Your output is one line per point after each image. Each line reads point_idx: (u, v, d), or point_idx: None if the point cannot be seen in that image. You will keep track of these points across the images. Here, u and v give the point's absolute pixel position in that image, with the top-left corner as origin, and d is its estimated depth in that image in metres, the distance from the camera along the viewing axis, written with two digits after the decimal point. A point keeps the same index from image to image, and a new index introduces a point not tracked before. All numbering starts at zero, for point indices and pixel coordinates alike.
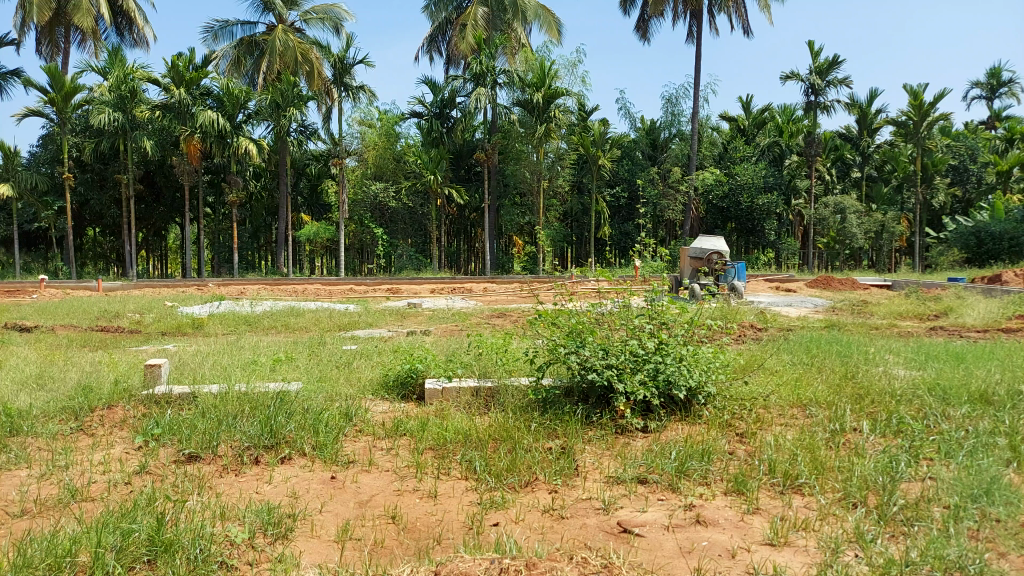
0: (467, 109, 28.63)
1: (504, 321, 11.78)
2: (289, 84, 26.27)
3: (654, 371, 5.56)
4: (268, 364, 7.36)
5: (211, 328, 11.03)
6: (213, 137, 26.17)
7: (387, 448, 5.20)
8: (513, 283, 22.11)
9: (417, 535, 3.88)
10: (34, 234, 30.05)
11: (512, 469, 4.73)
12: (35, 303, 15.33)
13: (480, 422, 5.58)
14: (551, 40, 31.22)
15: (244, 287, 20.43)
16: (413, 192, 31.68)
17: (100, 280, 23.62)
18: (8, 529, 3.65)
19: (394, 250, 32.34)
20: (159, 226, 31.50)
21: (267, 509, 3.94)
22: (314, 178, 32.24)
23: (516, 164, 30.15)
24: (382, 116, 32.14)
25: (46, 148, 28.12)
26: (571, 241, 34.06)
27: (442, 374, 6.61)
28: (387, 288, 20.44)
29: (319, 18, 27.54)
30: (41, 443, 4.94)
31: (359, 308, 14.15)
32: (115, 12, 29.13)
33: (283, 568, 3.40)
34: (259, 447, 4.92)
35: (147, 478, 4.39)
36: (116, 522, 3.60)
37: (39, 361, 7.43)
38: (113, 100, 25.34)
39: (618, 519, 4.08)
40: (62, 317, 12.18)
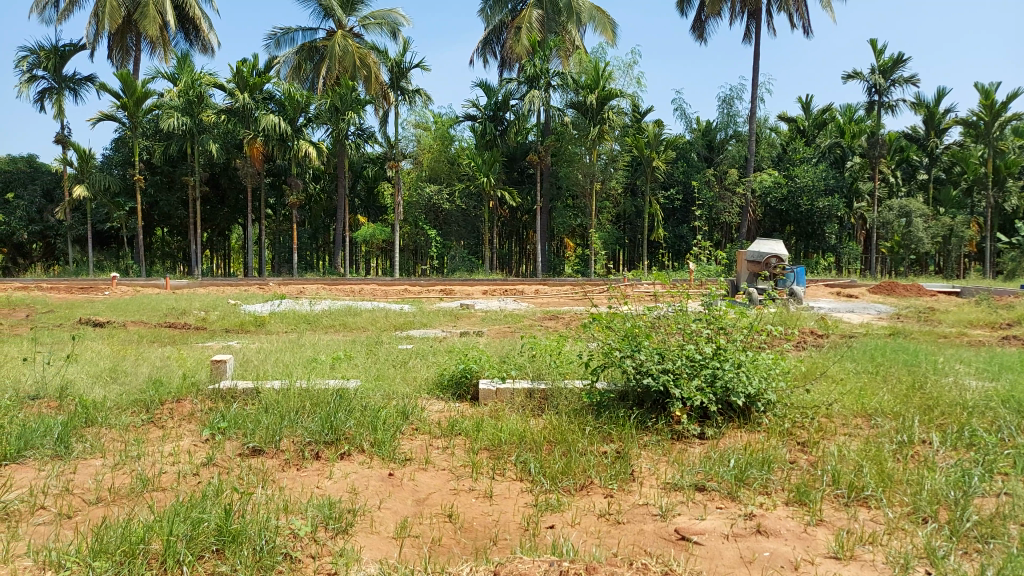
0: (521, 112, 28.74)
1: (557, 323, 11.75)
2: (348, 88, 26.81)
3: (711, 376, 5.45)
4: (328, 362, 7.51)
5: (273, 326, 11.32)
6: (274, 140, 26.89)
7: (443, 447, 5.26)
8: (566, 285, 22.08)
9: (473, 535, 3.90)
10: (106, 234, 31.45)
11: (567, 472, 4.70)
12: (109, 299, 16.02)
13: (534, 424, 5.58)
14: (606, 41, 31.00)
15: (304, 286, 20.93)
16: (467, 194, 32.00)
17: (170, 279, 24.49)
18: (85, 516, 3.81)
19: (447, 252, 32.70)
20: (222, 227, 32.58)
21: (328, 504, 4.01)
22: (371, 181, 32.82)
23: (570, 166, 30.10)
24: (437, 120, 32.49)
25: (117, 152, 29.35)
26: (624, 243, 33.83)
27: (496, 375, 6.64)
28: (442, 288, 20.70)
29: (377, 23, 27.99)
30: (114, 434, 5.15)
31: (414, 308, 14.33)
32: (183, 20, 30.22)
33: (345, 561, 3.46)
34: (320, 443, 5.03)
35: (214, 470, 4.53)
36: (186, 512, 3.71)
37: (113, 355, 7.74)
38: (181, 105, 26.34)
39: (676, 526, 4.01)
40: (132, 314, 12.66)
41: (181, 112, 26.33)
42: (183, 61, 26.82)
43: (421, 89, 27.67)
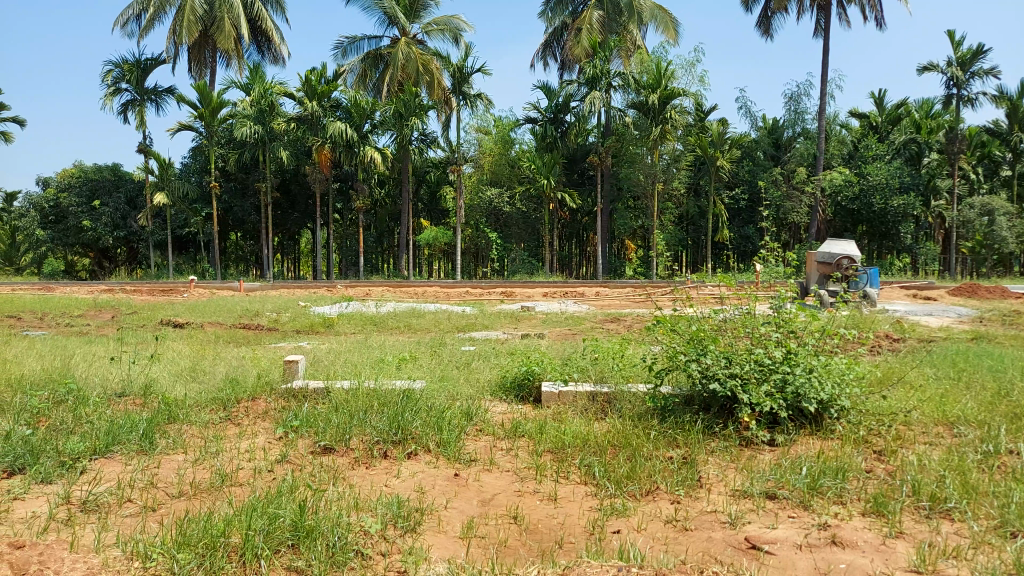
0: (582, 114, 28.66)
1: (619, 325, 11.67)
2: (411, 94, 27.30)
3: (782, 381, 5.30)
4: (394, 363, 7.65)
5: (341, 327, 11.62)
6: (342, 146, 27.59)
7: (507, 448, 5.28)
8: (627, 287, 21.89)
9: (539, 536, 3.91)
10: (184, 240, 32.91)
11: (632, 477, 4.65)
12: (188, 301, 16.77)
13: (598, 427, 5.54)
14: (668, 40, 30.59)
15: (369, 288, 21.42)
16: (527, 197, 32.12)
17: (244, 282, 25.42)
18: (169, 509, 4.00)
19: (508, 254, 32.94)
20: (291, 231, 33.65)
21: (397, 502, 4.10)
22: (434, 185, 33.30)
23: (631, 167, 29.84)
24: (497, 123, 32.74)
25: (194, 160, 30.69)
26: (687, 245, 33.31)
27: (559, 378, 6.63)
28: (502, 290, 20.86)
29: (439, 29, 28.40)
30: (195, 431, 5.39)
31: (476, 310, 14.46)
32: (255, 32, 31.36)
33: (414, 560, 3.53)
34: (388, 442, 5.14)
35: (288, 467, 4.68)
36: (263, 507, 3.85)
37: (192, 355, 8.08)
38: (253, 114, 27.34)
39: (746, 534, 3.92)
40: (210, 315, 13.20)
41: (254, 121, 27.34)
42: (255, 72, 27.83)
43: (483, 94, 27.94)
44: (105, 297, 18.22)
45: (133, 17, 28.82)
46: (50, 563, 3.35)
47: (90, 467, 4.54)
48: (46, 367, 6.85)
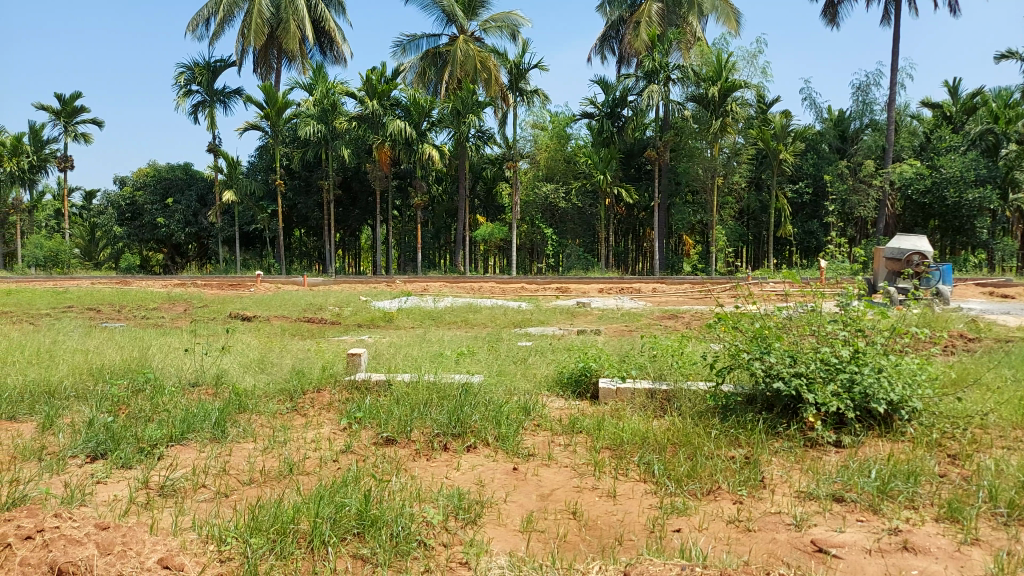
0: (640, 108, 28.33)
1: (677, 322, 11.52)
2: (469, 91, 27.50)
3: (849, 381, 5.14)
4: (452, 357, 7.74)
5: (400, 321, 11.83)
6: (401, 144, 27.96)
7: (565, 444, 5.28)
8: (685, 283, 21.57)
9: (599, 533, 3.90)
10: (250, 236, 34.04)
11: (693, 476, 4.59)
12: (255, 296, 17.36)
13: (657, 425, 5.49)
14: (729, 31, 29.96)
15: (428, 283, 21.70)
16: (583, 192, 32.02)
17: (308, 277, 26.08)
18: (241, 495, 4.16)
19: (564, 250, 32.92)
20: (352, 228, 34.41)
21: (458, 494, 4.16)
22: (490, 181, 33.49)
23: (690, 161, 29.35)
24: (553, 119, 32.76)
25: (260, 158, 31.69)
26: (748, 240, 32.65)
27: (616, 374, 6.59)
28: (558, 286, 20.85)
29: (497, 26, 28.49)
30: (264, 420, 5.59)
31: (531, 305, 14.51)
32: (318, 33, 32.14)
33: (476, 551, 3.58)
34: (448, 435, 5.23)
35: (352, 457, 4.81)
36: (330, 496, 3.97)
37: (261, 347, 8.37)
38: (317, 114, 28.01)
39: (812, 537, 3.82)
40: (276, 309, 13.64)
41: (317, 120, 28.04)
42: (318, 72, 28.50)
43: (540, 90, 28.11)
44: (178, 290, 19.02)
45: (204, 21, 29.86)
46: (132, 543, 3.39)
47: (167, 453, 4.75)
48: (127, 357, 7.21)
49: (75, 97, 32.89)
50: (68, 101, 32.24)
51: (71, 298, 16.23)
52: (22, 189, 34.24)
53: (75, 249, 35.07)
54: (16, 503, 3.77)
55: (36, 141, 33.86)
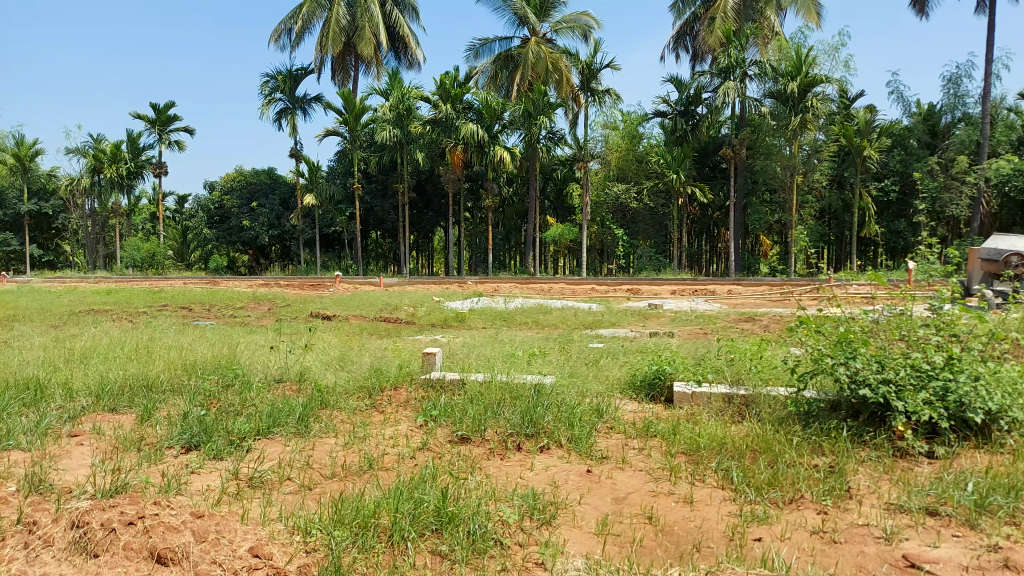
0: (715, 105, 27.70)
1: (754, 325, 11.22)
2: (540, 93, 27.55)
3: (942, 390, 4.89)
4: (525, 358, 7.77)
5: (472, 321, 11.99)
6: (473, 146, 28.26)
7: (640, 447, 5.21)
8: (761, 285, 21.00)
9: (675, 538, 3.84)
10: (330, 238, 35.19)
11: (774, 484, 4.46)
12: (335, 296, 17.91)
13: (735, 430, 5.35)
14: (809, 25, 28.97)
15: (498, 285, 21.83)
16: (655, 192, 31.70)
17: (384, 277, 26.69)
18: (324, 488, 4.31)
19: (635, 251, 32.67)
20: (425, 230, 35.06)
21: (532, 494, 4.18)
22: (561, 182, 33.43)
23: (767, 158, 28.69)
24: (625, 119, 32.59)
25: (339, 163, 32.71)
26: (829, 240, 31.45)
27: (692, 378, 6.45)
28: (629, 288, 20.66)
29: (569, 27, 28.44)
30: (345, 416, 5.78)
31: (602, 307, 14.39)
32: (393, 39, 32.86)
33: (553, 552, 3.59)
34: (521, 435, 5.26)
35: (429, 454, 4.91)
36: (408, 493, 4.06)
37: (340, 345, 8.64)
38: (392, 119, 28.60)
39: (903, 551, 3.64)
40: (354, 308, 14.02)
41: (393, 124, 28.66)
42: (394, 78, 29.16)
43: (612, 90, 27.91)
44: (263, 290, 19.86)
45: (285, 31, 31.01)
46: (225, 532, 3.56)
47: (255, 446, 4.97)
48: (217, 354, 7.57)
49: (168, 106, 34.70)
50: (162, 111, 34.05)
51: (166, 297, 17.15)
52: (121, 194, 36.36)
53: (168, 250, 37.06)
54: (120, 489, 4.00)
55: (133, 148, 35.90)
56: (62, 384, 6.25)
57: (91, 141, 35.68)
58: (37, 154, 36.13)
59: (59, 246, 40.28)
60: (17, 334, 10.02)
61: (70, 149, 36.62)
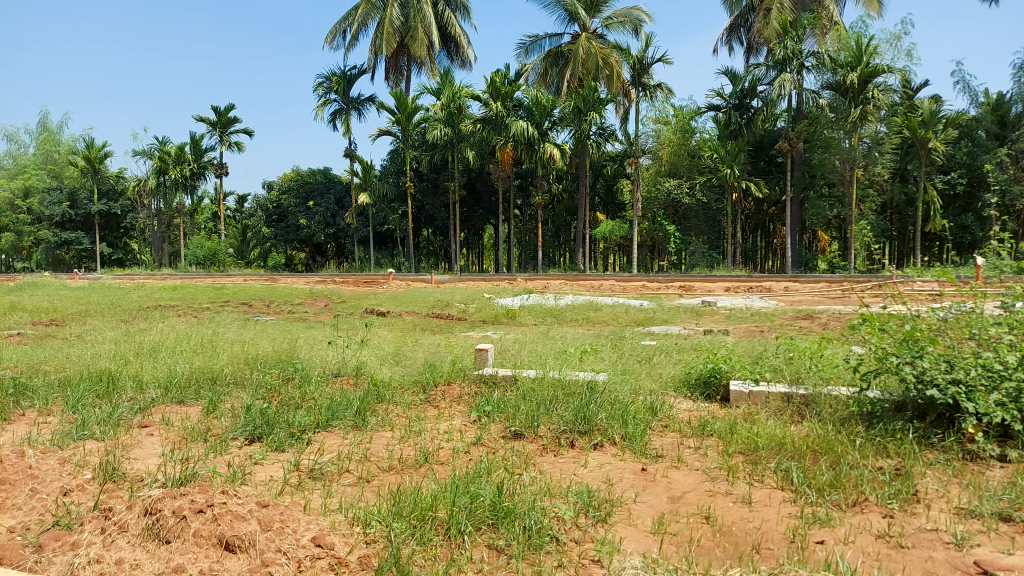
0: (770, 98, 27.05)
1: (813, 323, 10.93)
2: (591, 89, 27.38)
3: (1016, 391, 4.68)
4: (576, 355, 7.75)
5: (523, 318, 12.01)
6: (523, 144, 28.28)
7: (695, 446, 5.14)
8: (820, 282, 20.45)
9: (734, 539, 3.78)
10: (382, 236, 35.73)
11: (836, 486, 4.35)
12: (389, 292, 18.18)
13: (795, 430, 5.23)
14: (870, 13, 28.04)
15: (548, 282, 21.81)
16: (708, 187, 31.17)
17: (435, 275, 26.94)
18: (381, 481, 4.40)
19: (687, 247, 32.29)
20: (475, 227, 35.29)
21: (588, 491, 4.18)
22: (611, 178, 33.16)
23: (825, 152, 27.64)
24: (677, 113, 32.25)
25: (392, 162, 33.19)
26: (891, 236, 30.38)
27: (749, 377, 6.32)
28: (681, 284, 20.39)
29: (620, 22, 28.16)
30: (400, 410, 5.88)
31: (654, 304, 14.22)
32: (445, 38, 33.14)
33: (609, 549, 3.58)
34: (575, 432, 5.26)
35: (483, 449, 4.96)
36: (464, 487, 4.10)
37: (395, 341, 8.78)
38: (444, 118, 28.86)
39: (975, 558, 3.50)
40: (407, 305, 14.21)
41: (444, 123, 28.91)
42: (445, 77, 29.40)
43: (664, 84, 27.55)
44: (319, 287, 20.33)
45: (340, 32, 31.57)
46: (289, 521, 3.67)
47: (314, 438, 5.10)
48: (278, 348, 7.80)
49: (229, 109, 35.76)
50: (222, 113, 35.10)
51: (229, 293, 17.70)
52: (184, 194, 37.65)
53: (229, 249, 38.19)
54: (189, 479, 4.15)
55: (196, 150, 37.07)
56: (132, 377, 6.53)
57: (157, 144, 37.06)
58: (107, 156, 37.71)
59: (128, 245, 41.65)
60: (90, 329, 10.47)
61: (137, 152, 38.14)
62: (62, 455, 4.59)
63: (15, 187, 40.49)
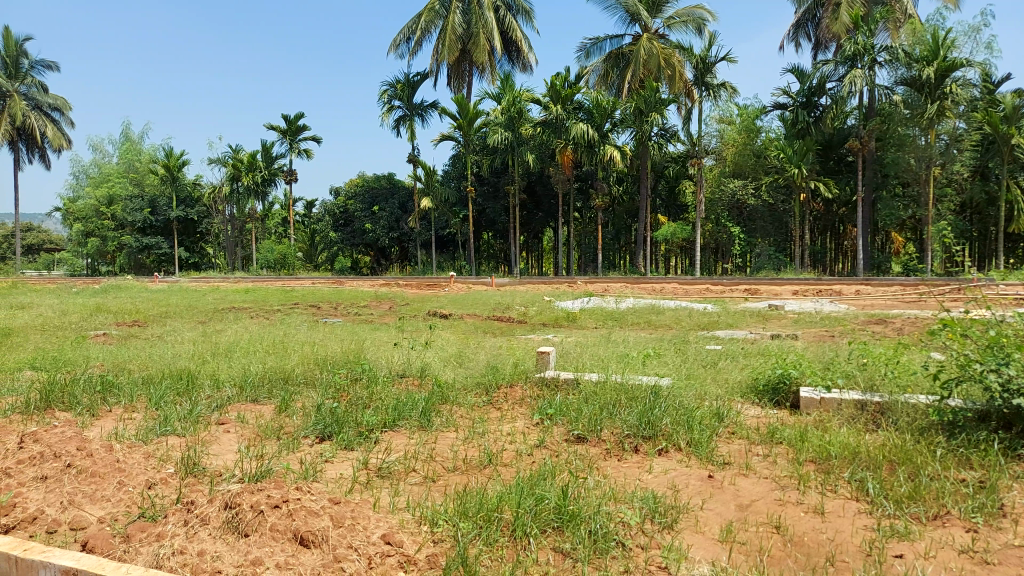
0: (841, 95, 26.16)
1: (888, 328, 10.51)
2: (652, 90, 27.11)
3: None
4: (639, 358, 7.68)
5: (584, 321, 11.95)
6: (583, 146, 28.17)
7: (764, 454, 5.02)
8: (895, 285, 19.62)
9: (807, 550, 3.67)
10: (444, 239, 36.19)
11: (915, 497, 4.18)
12: (451, 295, 18.39)
13: (869, 439, 5.05)
14: (948, 5, 26.81)
15: (608, 284, 21.68)
16: (774, 187, 30.34)
17: (495, 278, 27.08)
18: (446, 481, 4.46)
19: (752, 249, 31.55)
20: (535, 230, 35.38)
21: (653, 497, 4.13)
22: (672, 180, 32.66)
23: (899, 150, 26.72)
24: (742, 112, 31.51)
25: (453, 167, 33.57)
26: (971, 237, 28.90)
27: (820, 384, 6.12)
28: (746, 287, 19.94)
29: (682, 21, 27.76)
30: (463, 411, 5.97)
31: (718, 308, 13.92)
32: (506, 43, 33.35)
33: (676, 556, 3.53)
34: (638, 436, 5.21)
35: (546, 452, 4.98)
36: (529, 490, 4.13)
37: (458, 343, 8.88)
38: (505, 122, 29.03)
39: None
40: (469, 307, 14.33)
41: (505, 127, 29.09)
42: (506, 81, 29.58)
43: (728, 83, 27.03)
44: (384, 290, 20.65)
45: (404, 40, 32.16)
46: (360, 519, 3.77)
47: (381, 438, 5.22)
48: (346, 349, 8.01)
49: (298, 117, 36.88)
50: (292, 121, 36.22)
51: (298, 296, 18.22)
52: (256, 200, 39.05)
53: (298, 252, 39.33)
54: (264, 474, 4.31)
55: (267, 157, 38.32)
56: (210, 376, 6.82)
57: (230, 152, 38.51)
58: (185, 164, 39.47)
59: (204, 249, 43.20)
60: (171, 330, 10.96)
61: (212, 160, 39.70)
62: (147, 450, 4.83)
63: (100, 195, 42.82)
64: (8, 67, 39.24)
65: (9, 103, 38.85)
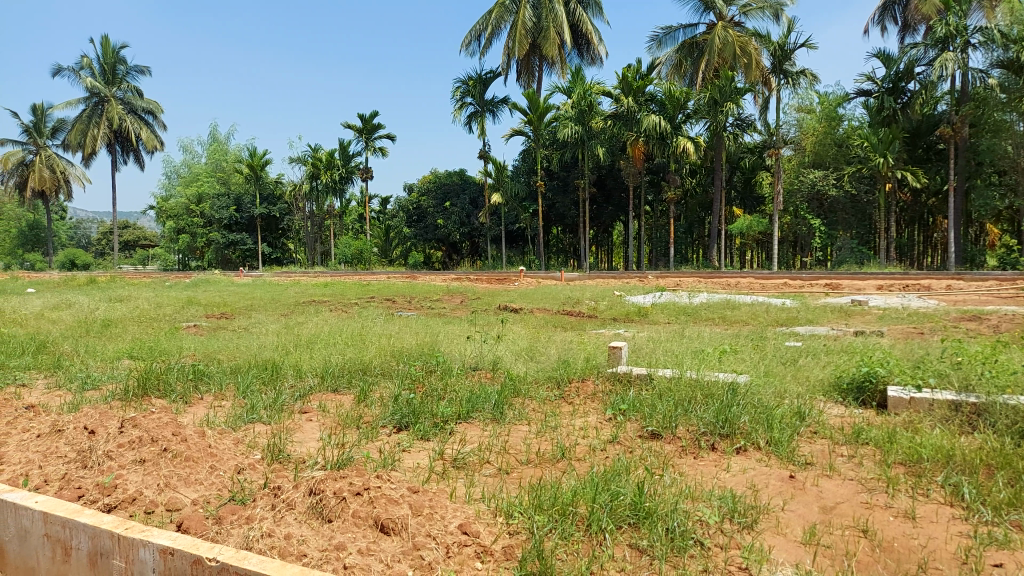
0: (930, 80, 24.78)
1: (984, 325, 9.93)
2: (727, 79, 26.46)
3: None
4: (715, 355, 7.52)
5: (656, 316, 11.80)
6: (655, 138, 27.68)
7: (849, 455, 4.83)
8: (990, 279, 18.52)
9: (897, 556, 3.52)
10: (514, 234, 36.38)
11: (1016, 504, 3.94)
12: (523, 289, 18.44)
13: (965, 442, 4.79)
14: None
15: (681, 279, 21.26)
16: (857, 177, 29.07)
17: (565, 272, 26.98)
18: (520, 474, 4.50)
19: (833, 242, 30.33)
20: (604, 224, 35.13)
21: (732, 496, 4.05)
22: (748, 171, 31.76)
23: (994, 137, 25.14)
24: (822, 100, 30.31)
25: (522, 162, 33.66)
26: None
27: (910, 383, 5.84)
28: (827, 282, 19.19)
29: (759, 7, 26.89)
30: (536, 405, 6.01)
31: (797, 303, 13.45)
32: (576, 35, 33.14)
33: (757, 557, 3.45)
34: (715, 434, 5.10)
35: (619, 447, 4.95)
36: (604, 485, 4.11)
37: (529, 337, 8.90)
38: (574, 115, 28.88)
39: None
40: (539, 302, 14.36)
41: (575, 121, 28.93)
42: (576, 75, 29.41)
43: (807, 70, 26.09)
44: (456, 285, 20.91)
45: (475, 36, 32.41)
46: (437, 508, 3.85)
47: (456, 429, 5.31)
48: (420, 342, 8.16)
49: (373, 116, 37.75)
50: (366, 120, 37.08)
51: (374, 290, 18.66)
52: (334, 197, 40.29)
53: (373, 248, 40.33)
54: (345, 463, 4.44)
55: (344, 155, 39.38)
56: (293, 366, 7.09)
57: (310, 151, 39.78)
58: (267, 164, 41.04)
59: (285, 244, 44.87)
60: (255, 322, 11.43)
61: (292, 159, 41.16)
62: (237, 437, 5.07)
63: (190, 194, 45.16)
64: (106, 74, 41.78)
65: (108, 108, 41.37)
